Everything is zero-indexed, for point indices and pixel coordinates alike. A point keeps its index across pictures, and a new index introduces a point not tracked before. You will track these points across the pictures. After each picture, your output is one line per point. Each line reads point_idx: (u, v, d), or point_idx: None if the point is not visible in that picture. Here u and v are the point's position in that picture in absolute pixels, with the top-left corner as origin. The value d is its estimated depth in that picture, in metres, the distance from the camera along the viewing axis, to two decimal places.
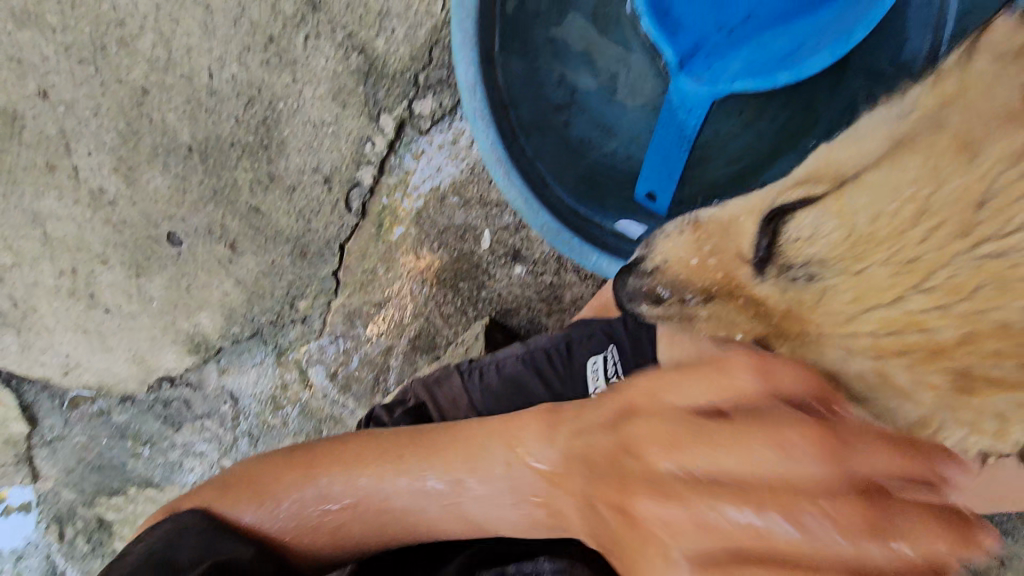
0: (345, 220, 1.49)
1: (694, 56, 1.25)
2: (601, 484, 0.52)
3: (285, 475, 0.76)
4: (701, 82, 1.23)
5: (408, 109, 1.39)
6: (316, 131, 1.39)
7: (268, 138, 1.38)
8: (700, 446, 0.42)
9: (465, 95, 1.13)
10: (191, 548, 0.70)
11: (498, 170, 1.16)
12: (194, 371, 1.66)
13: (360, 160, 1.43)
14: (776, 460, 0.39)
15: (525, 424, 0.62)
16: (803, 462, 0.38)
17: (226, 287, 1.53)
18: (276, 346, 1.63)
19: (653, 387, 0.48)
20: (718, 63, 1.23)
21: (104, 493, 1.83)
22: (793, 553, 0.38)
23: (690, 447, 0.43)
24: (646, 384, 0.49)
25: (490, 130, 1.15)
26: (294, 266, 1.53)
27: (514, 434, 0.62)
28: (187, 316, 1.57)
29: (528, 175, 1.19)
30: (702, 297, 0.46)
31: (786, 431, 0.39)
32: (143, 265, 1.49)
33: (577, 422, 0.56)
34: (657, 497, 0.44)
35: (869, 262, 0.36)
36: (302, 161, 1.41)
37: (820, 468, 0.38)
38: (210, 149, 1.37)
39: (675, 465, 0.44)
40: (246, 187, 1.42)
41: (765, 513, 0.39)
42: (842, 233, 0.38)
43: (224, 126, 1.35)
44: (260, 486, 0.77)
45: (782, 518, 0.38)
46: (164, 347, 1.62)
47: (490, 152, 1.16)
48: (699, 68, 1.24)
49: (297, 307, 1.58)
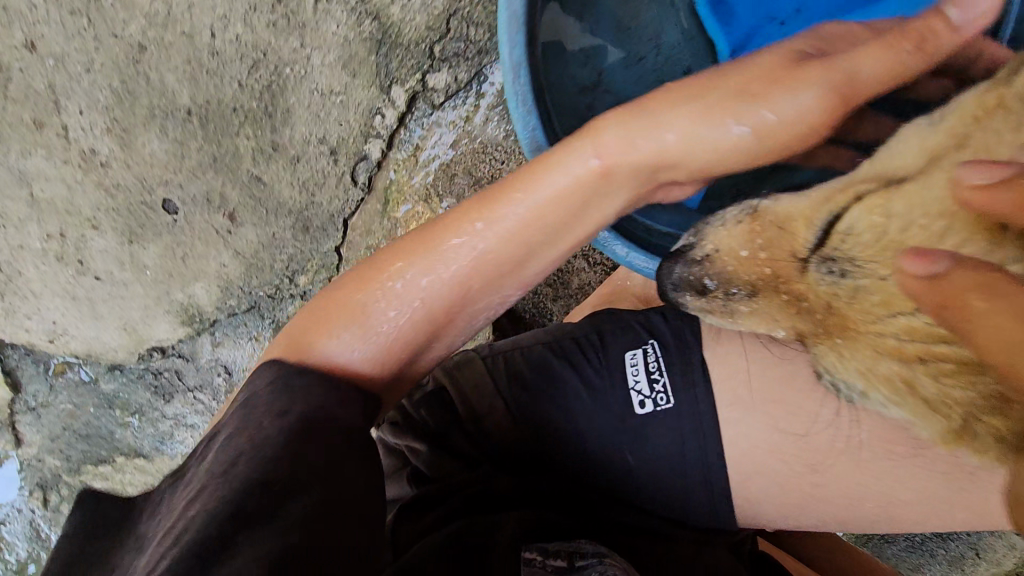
0: (350, 194, 1.44)
1: None
2: (632, 144, 0.87)
3: (356, 296, 0.90)
4: None
5: (421, 82, 1.34)
6: (324, 100, 1.32)
7: (272, 105, 1.31)
8: (673, 116, 0.88)
9: (507, 78, 1.06)
10: (299, 390, 0.76)
11: (537, 158, 1.12)
12: (187, 342, 1.62)
13: (369, 133, 1.38)
14: (731, 125, 0.88)
15: (574, 204, 0.88)
16: (740, 124, 0.89)
17: (224, 259, 1.48)
18: (273, 321, 1.59)
19: (620, 152, 0.88)
20: None
21: (91, 462, 1.81)
22: (727, 143, 0.88)
23: (668, 116, 0.88)
24: (613, 159, 0.88)
25: (529, 115, 1.09)
26: (295, 240, 1.48)
27: (565, 221, 0.89)
28: (181, 286, 1.51)
29: None
30: (745, 290, 0.86)
31: (728, 103, 0.89)
32: (136, 232, 1.42)
33: (595, 186, 0.87)
34: (664, 121, 0.88)
35: (892, 272, 0.73)
36: (308, 132, 1.35)
37: (737, 119, 0.89)
38: (212, 115, 1.30)
39: (672, 123, 0.88)
40: (248, 156, 1.36)
41: (724, 110, 0.88)
42: (875, 240, 0.76)
43: (226, 90, 1.28)
44: (335, 316, 0.90)
45: (735, 113, 0.88)
46: (156, 317, 1.56)
47: (529, 139, 1.11)
48: None
49: (296, 282, 1.55)
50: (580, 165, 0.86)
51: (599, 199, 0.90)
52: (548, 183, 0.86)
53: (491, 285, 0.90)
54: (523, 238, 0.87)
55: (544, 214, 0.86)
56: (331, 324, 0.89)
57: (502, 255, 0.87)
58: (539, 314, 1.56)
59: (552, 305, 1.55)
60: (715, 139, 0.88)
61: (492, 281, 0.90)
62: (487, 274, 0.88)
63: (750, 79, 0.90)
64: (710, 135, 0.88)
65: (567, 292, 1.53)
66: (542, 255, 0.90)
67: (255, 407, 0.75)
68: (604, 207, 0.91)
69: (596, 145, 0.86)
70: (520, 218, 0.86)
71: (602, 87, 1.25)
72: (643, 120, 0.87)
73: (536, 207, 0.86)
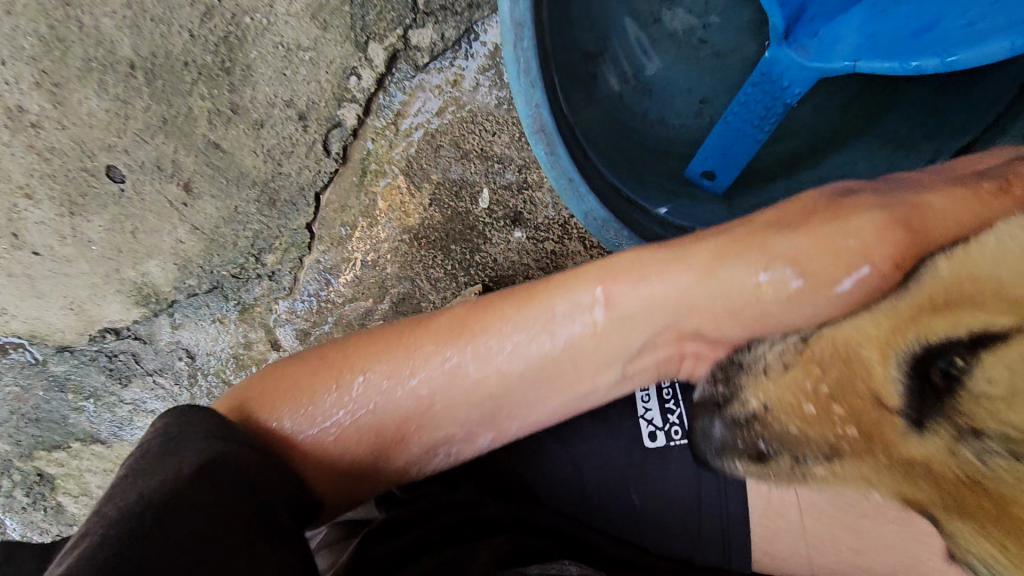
0: (323, 165, 1.29)
1: (799, 21, 1.06)
2: (633, 278, 0.71)
3: (307, 388, 0.75)
4: (808, 54, 1.05)
5: (402, 38, 1.17)
6: (290, 56, 1.16)
7: (230, 60, 1.14)
8: (694, 253, 0.70)
9: (507, 37, 0.83)
10: (207, 448, 0.63)
11: (541, 141, 0.88)
12: (143, 324, 1.47)
13: (343, 96, 1.22)
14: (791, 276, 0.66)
15: (558, 328, 0.73)
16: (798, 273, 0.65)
17: (180, 234, 1.33)
18: (239, 302, 1.46)
19: (631, 264, 0.72)
20: (827, 31, 1.06)
21: (44, 448, 1.69)
22: (776, 296, 0.66)
23: (689, 253, 0.70)
24: (624, 267, 0.73)
25: (536, 85, 0.85)
26: (260, 214, 1.33)
27: (553, 338, 0.74)
28: (134, 263, 1.36)
29: (572, 146, 0.93)
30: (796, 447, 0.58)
31: (771, 251, 0.67)
32: (77, 202, 1.25)
33: (583, 306, 0.72)
34: (672, 256, 0.71)
35: None
36: (272, 92, 1.19)
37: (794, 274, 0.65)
38: (160, 71, 1.13)
39: (685, 259, 0.70)
40: (204, 118, 1.19)
41: (769, 267, 0.67)
42: None
43: (175, 41, 1.10)
44: (279, 401, 0.75)
45: (777, 269, 0.67)
46: (106, 296, 1.41)
47: (532, 117, 0.87)
48: (804, 37, 1.07)
49: (263, 261, 1.40)
50: (577, 298, 0.72)
51: (591, 350, 0.73)
52: (539, 307, 0.73)
53: (445, 414, 0.76)
54: (490, 374, 0.74)
55: (520, 350, 0.73)
56: (278, 403, 0.74)
57: (463, 384, 0.74)
58: None
59: None
60: (741, 283, 0.68)
61: (445, 411, 0.75)
62: (444, 395, 0.74)
63: (790, 214, 0.72)
64: (735, 291, 0.68)
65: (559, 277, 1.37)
66: (520, 393, 0.75)
67: (170, 445, 0.64)
68: (589, 368, 0.75)
69: (605, 282, 0.72)
70: (497, 349, 0.73)
71: (612, 51, 1.09)
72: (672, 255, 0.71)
73: (513, 340, 0.73)
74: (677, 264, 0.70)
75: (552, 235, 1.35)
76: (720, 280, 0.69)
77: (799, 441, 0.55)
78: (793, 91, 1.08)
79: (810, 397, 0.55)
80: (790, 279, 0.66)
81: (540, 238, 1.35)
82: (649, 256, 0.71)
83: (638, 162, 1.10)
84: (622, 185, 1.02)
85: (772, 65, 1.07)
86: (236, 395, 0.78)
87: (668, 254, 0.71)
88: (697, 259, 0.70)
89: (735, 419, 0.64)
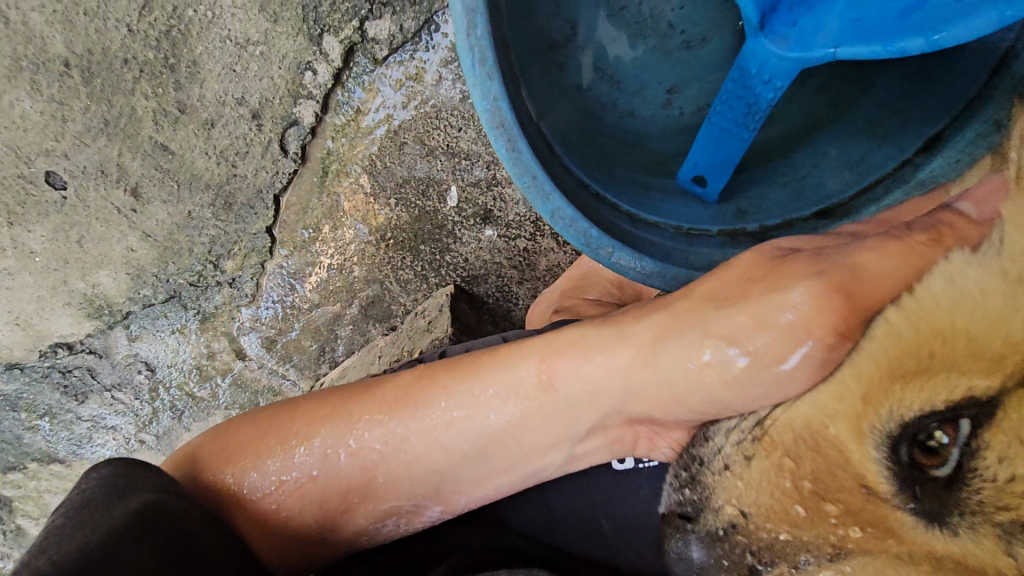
0: (280, 165, 1.22)
1: (774, 12, 0.93)
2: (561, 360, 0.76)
3: (264, 438, 0.81)
4: (788, 45, 0.92)
5: (359, 31, 1.11)
6: (239, 52, 1.09)
7: (174, 56, 1.07)
8: (615, 336, 0.74)
9: (459, 25, 0.78)
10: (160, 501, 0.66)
11: (501, 138, 0.84)
12: (97, 337, 1.40)
13: (298, 93, 1.15)
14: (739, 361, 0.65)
15: (485, 411, 0.77)
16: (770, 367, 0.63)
17: (131, 243, 1.26)
18: (199, 311, 1.39)
19: (565, 343, 0.76)
20: (808, 19, 0.91)
21: (0, 469, 1.61)
22: (714, 387, 0.67)
23: (611, 343, 0.74)
24: (560, 342, 0.77)
25: (493, 80, 0.81)
26: (216, 219, 1.26)
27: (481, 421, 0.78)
28: (82, 274, 1.28)
29: (534, 143, 0.89)
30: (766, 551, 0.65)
31: (715, 319, 0.67)
32: (16, 212, 1.17)
33: (517, 386, 0.77)
34: (601, 347, 0.74)
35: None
36: (222, 90, 1.12)
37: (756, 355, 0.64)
38: (96, 69, 1.05)
39: (606, 352, 0.74)
40: (149, 119, 1.12)
41: (710, 345, 0.66)
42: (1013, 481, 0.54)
43: (112, 36, 1.03)
44: (237, 449, 0.80)
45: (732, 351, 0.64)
46: (54, 310, 1.33)
47: (490, 112, 0.82)
48: (782, 27, 0.93)
49: (222, 268, 1.33)
50: (516, 373, 0.77)
51: (532, 421, 0.77)
52: (479, 383, 0.78)
53: (395, 481, 0.80)
54: (436, 444, 0.78)
55: (464, 424, 0.78)
56: (228, 459, 0.80)
57: (408, 453, 0.79)
58: (503, 300, 1.39)
59: (516, 288, 1.38)
60: (687, 367, 0.68)
61: (399, 481, 0.80)
62: (398, 462, 0.79)
63: (727, 284, 0.70)
64: (679, 375, 0.69)
65: (533, 275, 1.36)
66: (465, 471, 0.80)
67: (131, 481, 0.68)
68: (541, 438, 0.78)
69: (543, 359, 0.76)
70: (442, 417, 0.78)
71: (582, 41, 1.02)
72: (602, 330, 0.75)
73: (456, 411, 0.78)
74: (609, 356, 0.73)
75: (523, 232, 1.30)
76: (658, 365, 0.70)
77: (794, 547, 0.63)
78: (772, 89, 0.95)
79: (795, 497, 0.62)
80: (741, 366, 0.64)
81: (512, 236, 1.31)
82: (585, 341, 0.75)
83: (610, 156, 1.05)
84: (590, 181, 0.98)
85: (748, 62, 0.95)
86: (187, 449, 0.84)
87: (590, 346, 0.75)
88: (628, 345, 0.73)
89: (709, 532, 0.69)
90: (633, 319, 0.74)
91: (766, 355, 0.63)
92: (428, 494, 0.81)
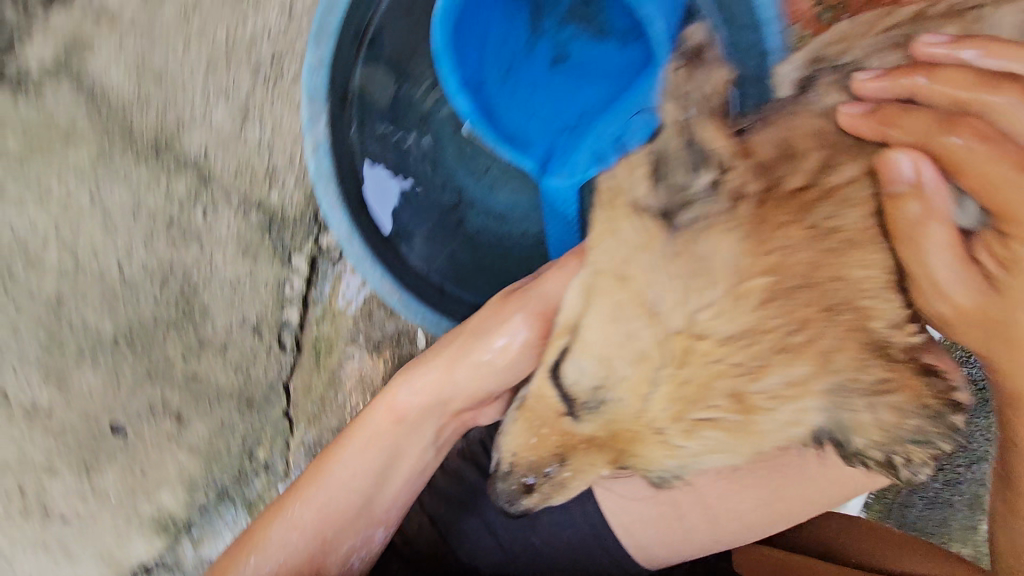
0: (282, 360, 1.53)
1: (550, 158, 1.02)
2: (397, 399, 1.07)
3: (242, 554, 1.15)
4: (565, 176, 0.99)
5: (316, 245, 1.45)
6: (234, 289, 1.46)
7: (189, 308, 1.45)
8: (424, 365, 1.06)
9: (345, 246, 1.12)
10: None
11: (393, 297, 1.16)
12: (168, 552, 1.62)
13: (283, 302, 1.48)
14: (482, 363, 0.99)
15: (366, 457, 1.09)
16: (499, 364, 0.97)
17: (181, 459, 1.55)
18: (244, 499, 1.61)
19: (397, 385, 1.08)
20: (571, 156, 0.99)
21: None
22: (479, 381, 1.01)
23: (422, 371, 1.06)
24: (394, 386, 1.08)
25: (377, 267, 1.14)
26: (243, 418, 1.56)
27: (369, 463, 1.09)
28: (148, 498, 1.56)
29: (425, 291, 1.19)
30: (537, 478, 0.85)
31: (468, 339, 1.01)
32: (92, 463, 1.51)
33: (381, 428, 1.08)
34: (415, 379, 1.06)
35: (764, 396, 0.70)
36: (228, 320, 1.48)
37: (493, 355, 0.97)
38: (136, 337, 1.45)
39: (422, 379, 1.05)
40: (179, 359, 1.48)
41: (467, 357, 1.01)
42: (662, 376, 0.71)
43: (142, 310, 1.44)
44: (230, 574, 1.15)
45: (479, 358, 0.99)
46: (130, 538, 1.59)
47: (381, 284, 1.15)
48: (558, 167, 1.00)
49: (256, 457, 1.59)
50: (373, 428, 1.08)
51: (396, 453, 1.09)
52: (353, 447, 1.09)
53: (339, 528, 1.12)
54: (348, 494, 1.10)
55: (355, 476, 1.09)
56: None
57: (334, 506, 1.10)
58: None
59: None
60: (468, 370, 1.00)
61: (342, 529, 1.12)
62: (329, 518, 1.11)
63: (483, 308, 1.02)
64: (465, 377, 1.01)
65: None
66: (377, 495, 1.12)
67: None
68: (410, 459, 1.11)
69: (389, 400, 1.07)
70: (343, 476, 1.10)
71: None
72: (403, 382, 1.07)
73: (349, 469, 1.09)
74: (424, 381, 1.05)
75: None
76: (450, 379, 1.03)
77: (537, 463, 0.84)
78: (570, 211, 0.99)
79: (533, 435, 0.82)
80: (487, 365, 0.98)
81: None
82: (408, 379, 1.07)
83: None
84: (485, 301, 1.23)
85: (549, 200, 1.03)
86: None
87: (411, 380, 1.06)
88: (431, 369, 1.04)
89: (504, 481, 0.89)
90: (422, 369, 1.05)
91: (501, 352, 0.95)
92: (366, 525, 1.14)
